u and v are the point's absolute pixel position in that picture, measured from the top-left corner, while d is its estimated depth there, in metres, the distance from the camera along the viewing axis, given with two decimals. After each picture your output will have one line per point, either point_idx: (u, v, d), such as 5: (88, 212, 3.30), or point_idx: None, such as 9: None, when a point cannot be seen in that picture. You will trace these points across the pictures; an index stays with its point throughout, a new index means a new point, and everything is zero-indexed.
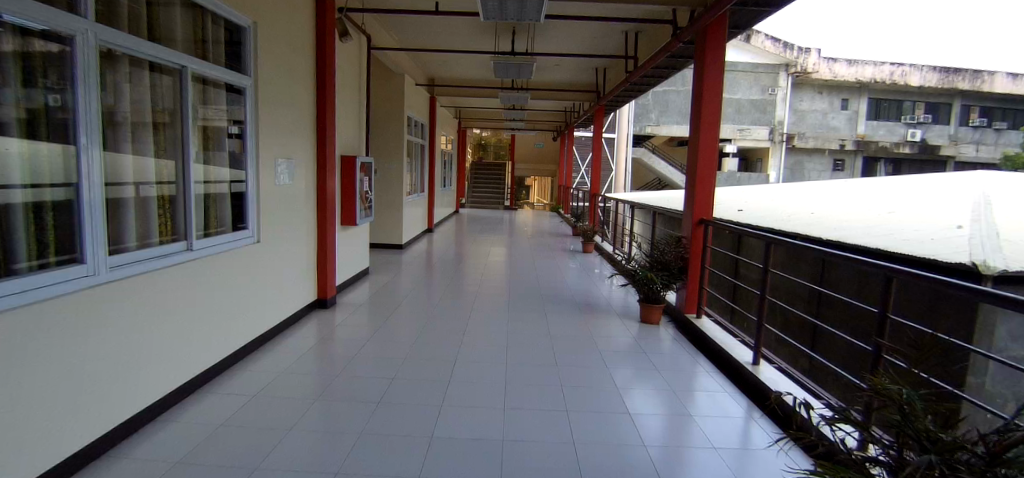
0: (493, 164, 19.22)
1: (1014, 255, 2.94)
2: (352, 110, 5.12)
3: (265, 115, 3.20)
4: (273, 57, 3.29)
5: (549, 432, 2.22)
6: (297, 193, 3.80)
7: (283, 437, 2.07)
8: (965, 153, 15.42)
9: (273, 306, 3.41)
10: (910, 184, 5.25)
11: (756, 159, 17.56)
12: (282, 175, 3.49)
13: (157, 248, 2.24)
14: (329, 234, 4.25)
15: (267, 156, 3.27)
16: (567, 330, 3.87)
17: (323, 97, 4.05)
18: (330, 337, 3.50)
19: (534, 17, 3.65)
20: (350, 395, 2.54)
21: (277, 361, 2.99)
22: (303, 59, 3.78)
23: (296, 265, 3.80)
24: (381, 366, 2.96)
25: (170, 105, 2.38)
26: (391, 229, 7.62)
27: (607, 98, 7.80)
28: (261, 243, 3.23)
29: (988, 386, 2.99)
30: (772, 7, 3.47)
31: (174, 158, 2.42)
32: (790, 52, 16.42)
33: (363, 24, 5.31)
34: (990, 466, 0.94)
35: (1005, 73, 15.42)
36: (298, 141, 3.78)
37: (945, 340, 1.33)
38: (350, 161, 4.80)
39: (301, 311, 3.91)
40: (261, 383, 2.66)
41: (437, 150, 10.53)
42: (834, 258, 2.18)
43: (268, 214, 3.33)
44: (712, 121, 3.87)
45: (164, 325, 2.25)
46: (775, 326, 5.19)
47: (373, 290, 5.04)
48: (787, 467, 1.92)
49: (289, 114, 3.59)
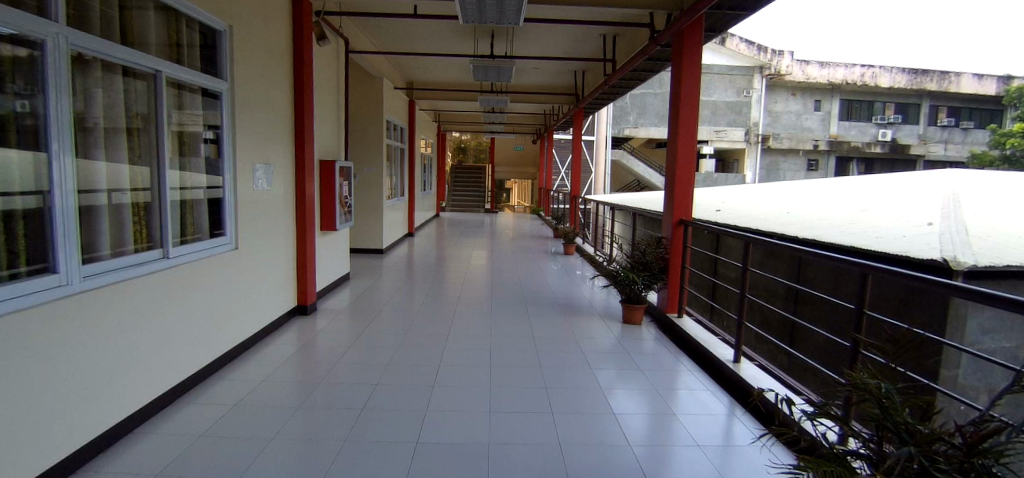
0: (473, 168, 19.22)
1: (982, 250, 3.03)
2: (330, 113, 5.03)
3: (241, 119, 3.12)
4: (249, 60, 3.21)
5: (534, 434, 2.20)
6: (275, 199, 3.71)
7: (268, 447, 2.00)
8: (935, 153, 16.07)
9: (251, 313, 3.29)
10: (876, 183, 5.44)
11: (732, 160, 17.92)
12: (260, 179, 3.40)
13: (132, 256, 2.15)
14: (309, 241, 4.16)
15: (244, 161, 3.18)
16: (551, 331, 3.89)
17: (301, 100, 3.96)
18: (312, 344, 3.42)
19: (512, 21, 3.66)
20: (333, 402, 2.47)
21: (258, 369, 2.90)
22: (280, 62, 3.70)
23: (275, 271, 3.70)
24: (366, 372, 2.90)
25: (144, 110, 2.30)
26: (371, 233, 7.52)
27: (585, 101, 7.88)
28: (239, 250, 3.13)
29: (960, 378, 3.06)
30: (747, 10, 3.57)
31: (149, 163, 2.34)
32: (763, 55, 16.89)
33: (340, 28, 5.25)
34: (967, 456, 0.98)
35: (971, 74, 15.97)
36: (276, 145, 3.68)
37: (920, 334, 1.36)
38: (328, 165, 4.72)
39: (282, 319, 3.82)
40: (242, 391, 2.57)
41: (417, 153, 10.44)
42: (809, 257, 2.22)
43: (246, 220, 3.23)
44: (690, 123, 3.91)
45: (141, 333, 2.16)
46: (755, 323, 5.31)
47: (355, 295, 4.96)
48: (771, 463, 1.96)
49: (267, 119, 3.49)
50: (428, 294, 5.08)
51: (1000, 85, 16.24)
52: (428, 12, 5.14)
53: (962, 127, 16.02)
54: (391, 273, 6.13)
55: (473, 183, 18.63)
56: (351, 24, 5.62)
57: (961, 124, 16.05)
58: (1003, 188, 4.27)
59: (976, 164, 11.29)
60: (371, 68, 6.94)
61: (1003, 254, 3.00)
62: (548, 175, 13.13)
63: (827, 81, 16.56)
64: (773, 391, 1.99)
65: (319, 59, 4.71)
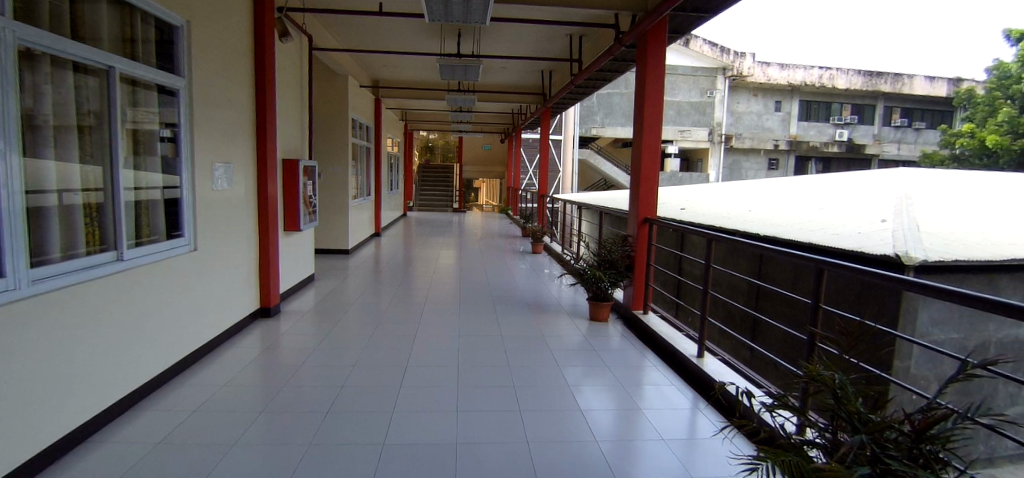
0: (440, 167, 19.03)
1: (932, 245, 3.16)
2: (293, 110, 4.82)
3: (200, 117, 2.92)
4: (208, 56, 3.01)
5: (503, 432, 2.16)
6: (236, 200, 3.51)
7: (237, 452, 1.88)
8: (888, 152, 17.18)
9: (211, 314, 3.10)
10: (827, 182, 5.70)
11: (696, 160, 18.45)
12: (220, 179, 3.20)
13: (86, 260, 1.98)
14: (271, 242, 3.96)
15: (203, 159, 2.98)
16: (519, 330, 3.85)
17: (263, 97, 3.76)
18: (276, 346, 3.25)
19: (479, 19, 3.58)
20: (300, 405, 2.36)
21: (219, 373, 2.74)
22: (240, 58, 3.50)
23: (236, 274, 3.50)
24: (333, 374, 2.79)
25: (96, 107, 2.11)
26: (335, 232, 7.28)
27: (553, 101, 7.91)
28: (198, 252, 2.94)
29: (911, 369, 3.20)
30: (708, 13, 3.65)
31: (103, 162, 2.15)
32: (726, 56, 17.18)
33: (303, 24, 5.04)
34: (916, 442, 1.01)
35: (922, 76, 16.94)
36: (236, 144, 3.48)
37: (873, 327, 1.40)
38: (292, 165, 4.51)
39: (244, 322, 3.62)
40: (204, 396, 2.42)
41: (383, 152, 10.20)
42: (769, 253, 2.26)
43: (205, 222, 3.03)
44: (654, 123, 3.96)
45: (96, 335, 2.00)
46: (718, 319, 5.46)
47: (319, 296, 4.78)
48: (733, 454, 1.98)
49: (226, 117, 3.29)
50: (396, 293, 4.96)
51: (950, 86, 17.24)
52: (394, 9, 5.02)
53: (913, 128, 17.23)
54: (356, 274, 5.95)
55: (441, 181, 18.43)
56: (314, 20, 5.41)
57: (912, 125, 17.22)
58: (946, 185, 4.52)
59: (927, 163, 11.90)
60: (335, 65, 6.71)
61: (951, 249, 3.14)
62: (516, 172, 13.06)
63: (787, 83, 17.23)
64: (734, 385, 2.02)
65: (281, 55, 4.50)
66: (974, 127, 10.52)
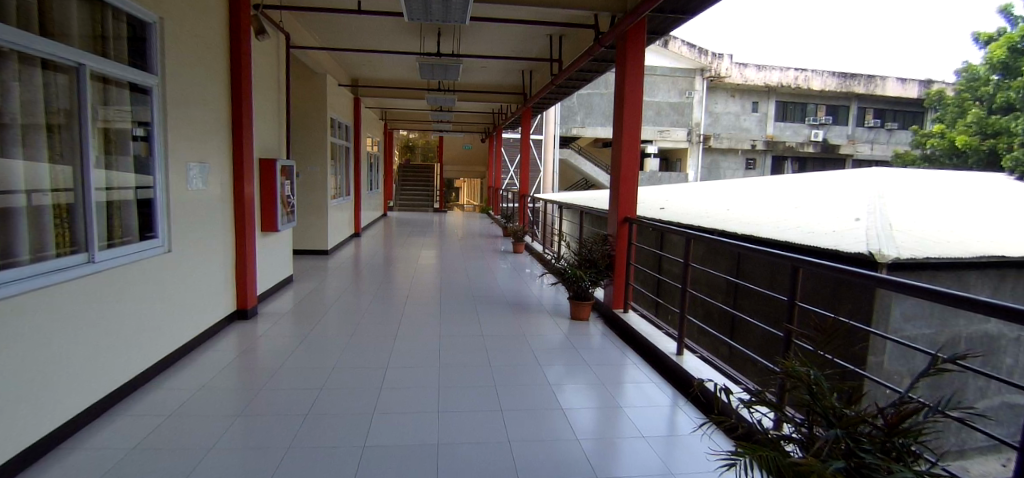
0: (421, 167, 18.87)
1: (903, 243, 3.25)
2: (270, 109, 4.69)
3: (174, 115, 2.81)
4: (182, 53, 2.90)
5: (485, 432, 2.12)
6: (212, 200, 3.39)
7: (218, 455, 1.81)
8: (861, 152, 17.64)
9: (186, 317, 2.99)
10: (802, 182, 5.83)
11: (675, 159, 18.71)
12: (195, 179, 3.08)
13: (56, 262, 1.88)
14: (248, 243, 3.83)
15: (178, 158, 2.87)
16: (500, 329, 3.83)
17: (239, 95, 3.64)
18: (254, 348, 3.16)
19: (459, 18, 3.52)
20: (280, 407, 2.29)
21: (196, 376, 2.64)
22: (215, 55, 3.37)
23: (212, 277, 3.38)
24: (312, 375, 2.72)
25: (65, 105, 2.00)
26: (313, 232, 7.13)
27: (533, 101, 7.90)
28: (173, 253, 2.83)
29: (885, 364, 3.29)
30: (687, 14, 3.68)
31: (73, 162, 2.04)
32: (704, 58, 17.53)
33: (279, 22, 4.91)
34: (888, 436, 1.02)
35: (894, 78, 17.47)
36: (212, 142, 3.36)
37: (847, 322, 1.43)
38: (269, 165, 4.39)
39: (221, 324, 3.51)
40: (181, 399, 2.33)
41: (362, 152, 10.04)
42: (747, 251, 2.28)
43: (180, 223, 2.92)
44: (633, 123, 3.98)
45: (69, 339, 1.91)
46: (697, 317, 5.54)
47: (298, 297, 4.66)
48: (711, 450, 2.00)
49: (202, 114, 3.18)
50: (376, 294, 4.88)
51: (921, 88, 17.81)
52: (373, 8, 4.94)
53: (886, 129, 17.68)
54: (335, 274, 5.84)
55: (421, 181, 18.27)
56: (290, 16, 5.27)
57: (885, 125, 17.70)
58: (916, 185, 4.66)
59: (899, 163, 12.14)
60: (313, 64, 6.57)
61: (921, 246, 3.23)
62: (497, 172, 13.01)
63: (763, 84, 17.58)
64: (713, 382, 2.03)
65: (258, 54, 4.38)
66: (944, 127, 10.77)
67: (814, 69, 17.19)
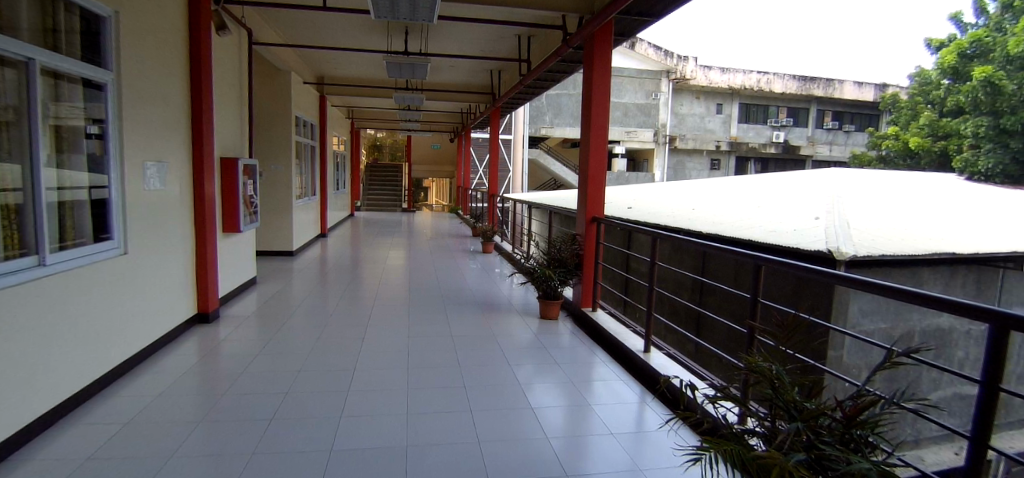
0: (389, 166, 18.53)
1: (860, 241, 3.38)
2: (232, 106, 4.48)
3: (130, 112, 2.64)
4: (139, 46, 2.72)
5: (455, 432, 2.07)
6: (172, 201, 3.19)
7: (186, 463, 1.71)
8: (820, 153, 18.50)
9: (144, 321, 2.82)
10: (762, 183, 6.03)
11: (642, 160, 19.10)
12: (152, 178, 2.89)
13: (4, 265, 1.75)
14: (209, 245, 3.62)
15: (133, 157, 2.69)
16: (469, 330, 3.77)
17: (200, 90, 3.43)
18: (217, 351, 3.01)
19: (426, 18, 3.47)
20: (247, 411, 2.18)
21: (155, 382, 2.49)
22: (174, 48, 3.18)
23: (171, 281, 3.18)
24: (279, 378, 2.60)
25: (13, 101, 1.87)
26: (276, 233, 6.85)
27: (502, 101, 7.86)
28: (129, 255, 2.66)
29: (843, 357, 3.42)
30: (652, 17, 3.74)
31: (22, 160, 1.92)
32: (670, 60, 17.94)
33: (241, 17, 4.68)
34: (846, 428, 1.04)
35: (851, 82, 18.32)
36: (171, 140, 3.16)
37: (806, 319, 1.45)
38: (230, 163, 4.18)
39: (181, 328, 3.32)
40: (139, 407, 2.19)
41: (328, 151, 9.74)
42: (712, 250, 2.31)
43: (137, 225, 2.75)
44: (601, 124, 4.00)
45: (17, 346, 1.78)
46: (664, 315, 5.64)
47: (260, 300, 4.46)
48: (678, 446, 2.01)
49: (160, 111, 2.99)
50: (342, 295, 4.73)
51: (878, 91, 18.72)
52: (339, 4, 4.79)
53: (844, 131, 18.59)
54: (299, 276, 5.63)
55: (389, 180, 17.95)
56: (251, 11, 5.03)
57: (842, 127, 18.58)
58: (872, 186, 4.88)
59: (857, 163, 12.67)
60: (276, 61, 6.31)
61: (876, 244, 3.37)
62: (466, 172, 12.91)
63: (727, 86, 18.13)
64: (679, 378, 2.04)
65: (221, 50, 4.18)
66: (899, 129, 11.42)
67: (775, 72, 17.80)
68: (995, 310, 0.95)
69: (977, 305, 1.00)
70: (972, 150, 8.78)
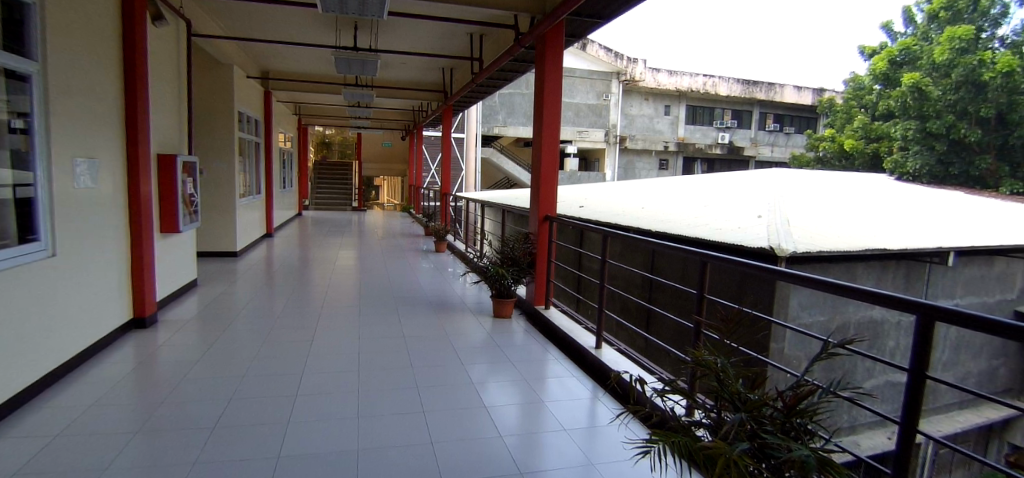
0: (338, 164, 17.86)
1: (799, 239, 3.56)
2: (171, 99, 4.10)
3: (58, 104, 2.37)
4: (66, 31, 2.45)
5: (405, 434, 1.98)
6: (105, 201, 2.89)
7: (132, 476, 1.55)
8: (763, 154, 19.80)
9: (75, 326, 2.54)
10: (706, 183, 6.29)
11: (594, 160, 19.51)
12: (84, 176, 2.61)
13: None
14: (146, 247, 3.30)
15: (62, 153, 2.42)
16: (421, 330, 3.67)
17: (136, 80, 3.11)
18: (157, 356, 2.76)
19: (376, 13, 3.30)
20: (195, 418, 2.00)
21: (89, 390, 2.25)
22: (107, 34, 2.88)
23: (104, 287, 2.87)
24: (227, 383, 2.41)
25: None
26: (216, 232, 6.37)
27: (453, 99, 7.72)
28: (57, 257, 2.38)
29: (783, 349, 3.62)
30: (602, 19, 3.78)
31: None
32: (619, 62, 18.39)
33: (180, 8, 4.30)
34: (787, 417, 1.06)
35: (789, 86, 19.60)
36: (105, 134, 2.86)
37: (749, 313, 1.48)
38: (169, 159, 3.82)
39: (117, 333, 3.02)
40: (70, 418, 1.97)
41: (274, 147, 9.22)
42: (660, 248, 2.35)
43: (66, 227, 2.47)
44: (553, 125, 4.01)
45: None
46: (615, 311, 5.76)
47: (202, 302, 4.13)
48: (629, 440, 2.02)
49: (92, 102, 2.70)
50: (290, 297, 4.47)
51: (814, 95, 20.10)
52: None
53: (784, 133, 19.95)
54: (239, 277, 5.28)
55: (338, 178, 17.30)
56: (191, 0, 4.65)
57: (782, 129, 19.89)
58: (807, 186, 5.21)
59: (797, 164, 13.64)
60: (217, 53, 5.87)
61: (812, 241, 3.56)
62: (418, 170, 12.65)
63: (674, 88, 18.84)
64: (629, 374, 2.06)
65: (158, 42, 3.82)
66: (835, 131, 12.29)
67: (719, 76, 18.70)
68: (921, 301, 0.99)
69: (904, 297, 1.05)
70: (901, 151, 9.51)
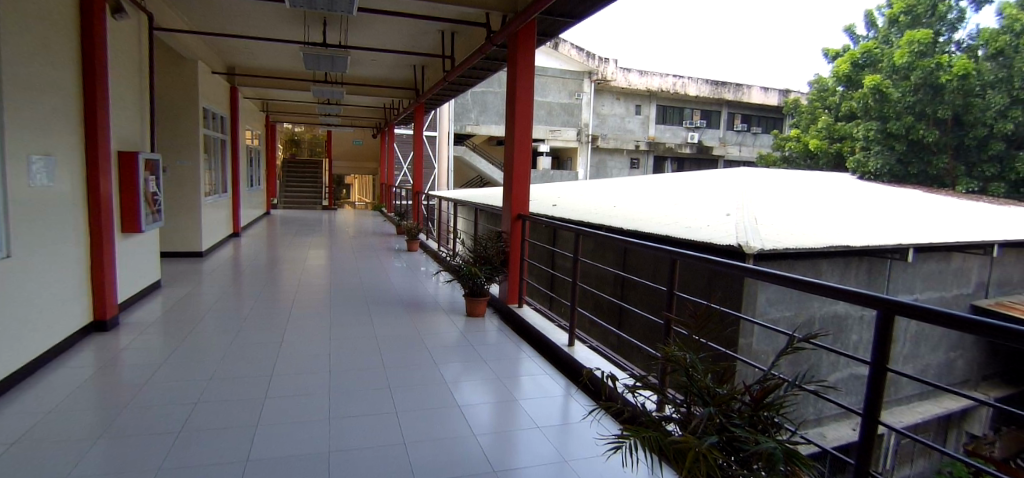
0: (306, 162, 17.37)
1: (766, 237, 3.67)
2: (131, 92, 3.87)
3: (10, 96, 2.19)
4: (18, 16, 2.25)
5: (377, 435, 1.92)
6: (63, 200, 2.69)
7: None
8: (731, 153, 20.42)
9: (31, 329, 2.37)
10: (676, 182, 6.42)
11: (567, 158, 19.65)
12: (38, 174, 2.42)
13: None
14: (106, 247, 3.10)
15: (13, 149, 2.23)
16: (392, 329, 3.59)
17: (96, 71, 2.91)
18: (120, 359, 2.60)
19: (346, 10, 3.21)
20: (165, 423, 1.90)
21: (46, 395, 2.11)
22: (63, 21, 2.68)
23: (62, 291, 2.69)
24: (196, 386, 2.30)
25: None
26: (178, 231, 6.06)
27: (425, 97, 7.60)
28: (10, 258, 2.20)
29: (751, 344, 3.72)
30: (574, 19, 3.78)
31: None
32: (591, 62, 18.37)
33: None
34: (755, 410, 1.06)
35: (756, 87, 20.21)
36: (61, 128, 2.67)
37: (717, 309, 1.50)
38: (129, 157, 3.59)
39: (76, 335, 2.83)
40: (25, 426, 1.83)
41: (241, 144, 8.88)
42: (631, 246, 2.36)
43: (19, 228, 2.29)
44: (525, 124, 3.99)
45: None
46: (588, 309, 5.80)
47: (165, 304, 3.93)
48: (601, 436, 2.02)
49: (47, 94, 2.50)
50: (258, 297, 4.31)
51: (780, 96, 20.80)
52: None
53: (751, 132, 20.54)
54: (202, 278, 5.05)
55: (306, 177, 16.82)
56: None
57: (749, 129, 20.48)
58: (772, 185, 5.38)
59: (763, 162, 14.22)
60: (179, 48, 5.59)
61: (779, 238, 3.67)
62: (389, 169, 12.44)
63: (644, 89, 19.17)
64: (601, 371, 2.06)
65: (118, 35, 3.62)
66: (800, 132, 12.76)
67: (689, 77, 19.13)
68: (883, 296, 1.02)
69: (867, 292, 1.07)
70: (864, 151, 9.92)
